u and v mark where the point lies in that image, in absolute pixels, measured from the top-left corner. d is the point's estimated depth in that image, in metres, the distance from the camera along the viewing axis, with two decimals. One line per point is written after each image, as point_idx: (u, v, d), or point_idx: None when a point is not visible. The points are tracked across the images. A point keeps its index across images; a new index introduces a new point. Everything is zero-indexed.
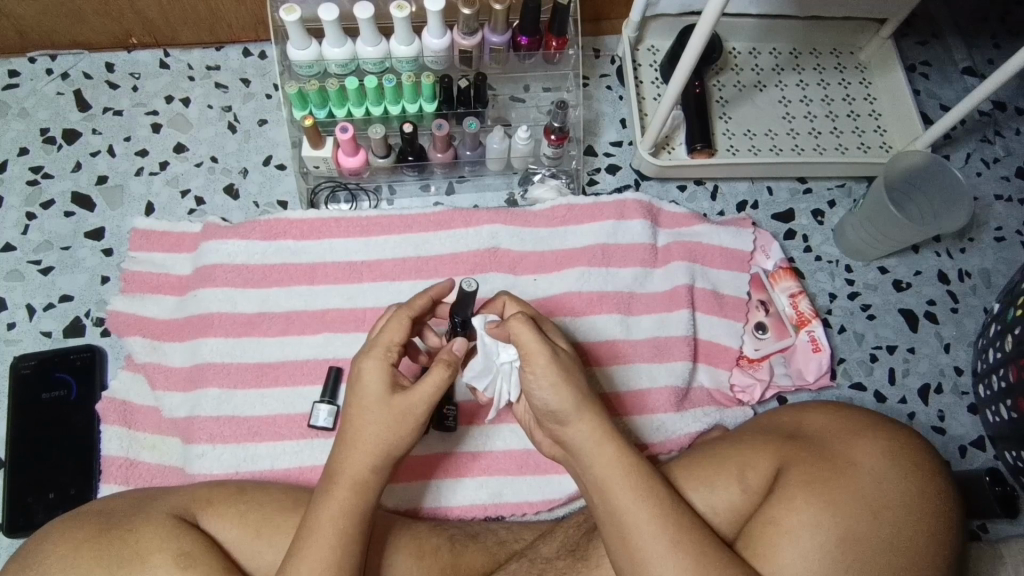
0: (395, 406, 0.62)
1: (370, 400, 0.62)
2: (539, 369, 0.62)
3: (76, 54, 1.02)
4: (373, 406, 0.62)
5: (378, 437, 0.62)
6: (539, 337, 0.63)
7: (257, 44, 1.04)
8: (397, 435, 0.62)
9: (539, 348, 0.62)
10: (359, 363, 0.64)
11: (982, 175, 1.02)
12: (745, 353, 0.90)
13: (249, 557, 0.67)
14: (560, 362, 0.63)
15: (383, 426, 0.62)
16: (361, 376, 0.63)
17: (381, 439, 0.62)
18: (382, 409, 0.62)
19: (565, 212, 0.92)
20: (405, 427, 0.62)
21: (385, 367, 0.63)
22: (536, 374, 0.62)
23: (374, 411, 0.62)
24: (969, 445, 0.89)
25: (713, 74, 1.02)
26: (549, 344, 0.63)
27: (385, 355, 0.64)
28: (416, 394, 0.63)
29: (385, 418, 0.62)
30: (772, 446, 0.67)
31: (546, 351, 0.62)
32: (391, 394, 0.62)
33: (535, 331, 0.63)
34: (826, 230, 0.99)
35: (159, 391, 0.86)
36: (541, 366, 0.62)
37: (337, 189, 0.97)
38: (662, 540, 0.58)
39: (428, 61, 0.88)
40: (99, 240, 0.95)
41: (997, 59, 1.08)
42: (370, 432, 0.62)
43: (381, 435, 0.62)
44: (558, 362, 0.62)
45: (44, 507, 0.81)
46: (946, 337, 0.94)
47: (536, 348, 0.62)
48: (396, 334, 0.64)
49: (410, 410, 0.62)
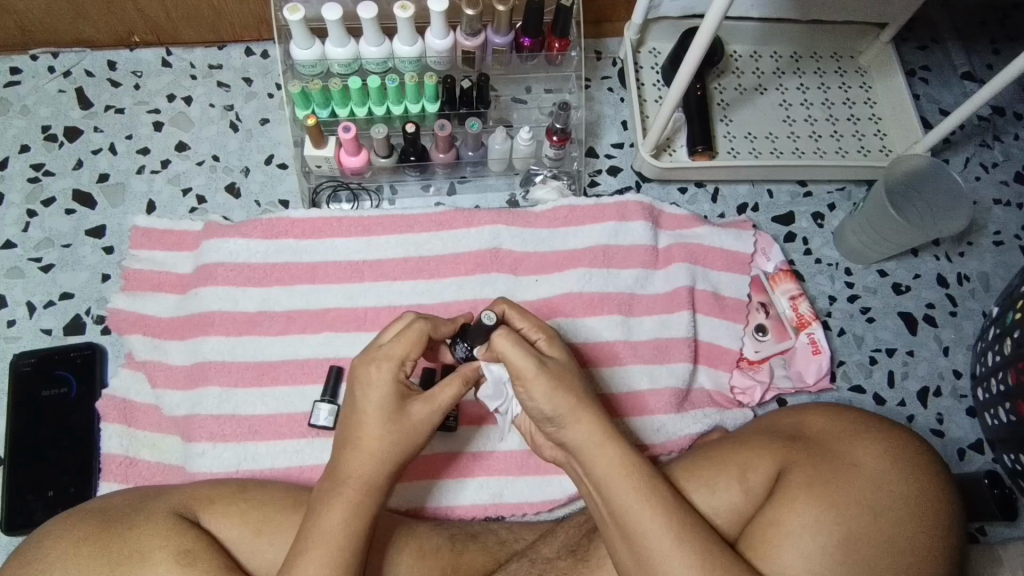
0: (411, 414, 0.63)
1: (382, 407, 0.62)
2: (528, 385, 0.62)
3: (78, 52, 1.02)
4: (386, 414, 0.62)
5: (387, 446, 0.62)
6: (524, 353, 0.62)
7: (259, 44, 1.04)
8: (406, 446, 0.63)
9: (525, 366, 0.62)
10: (371, 370, 0.64)
11: (981, 179, 1.02)
12: (746, 354, 0.91)
13: (250, 557, 0.67)
14: (547, 371, 0.62)
15: (397, 433, 0.62)
16: (374, 383, 0.63)
17: (393, 445, 0.62)
18: (396, 415, 0.63)
19: (566, 213, 0.93)
20: (419, 434, 0.63)
21: (398, 378, 0.64)
22: (525, 386, 0.62)
23: (383, 422, 0.62)
24: (968, 448, 0.89)
25: (714, 76, 1.02)
26: (535, 358, 0.62)
27: (398, 367, 0.64)
28: (435, 404, 0.64)
29: (398, 424, 0.62)
30: (773, 447, 0.67)
31: (534, 365, 0.62)
32: (407, 404, 0.63)
33: (518, 347, 0.62)
34: (826, 233, 0.99)
35: (159, 389, 0.85)
36: (529, 380, 0.62)
37: (339, 189, 0.97)
38: (666, 539, 0.58)
39: (431, 61, 0.89)
40: (100, 238, 0.94)
41: (996, 65, 1.09)
42: (382, 438, 0.62)
43: (395, 442, 0.62)
44: (546, 375, 0.62)
45: (44, 505, 0.81)
46: (945, 339, 0.94)
47: (522, 363, 0.62)
48: (411, 347, 0.64)
49: (421, 422, 0.63)
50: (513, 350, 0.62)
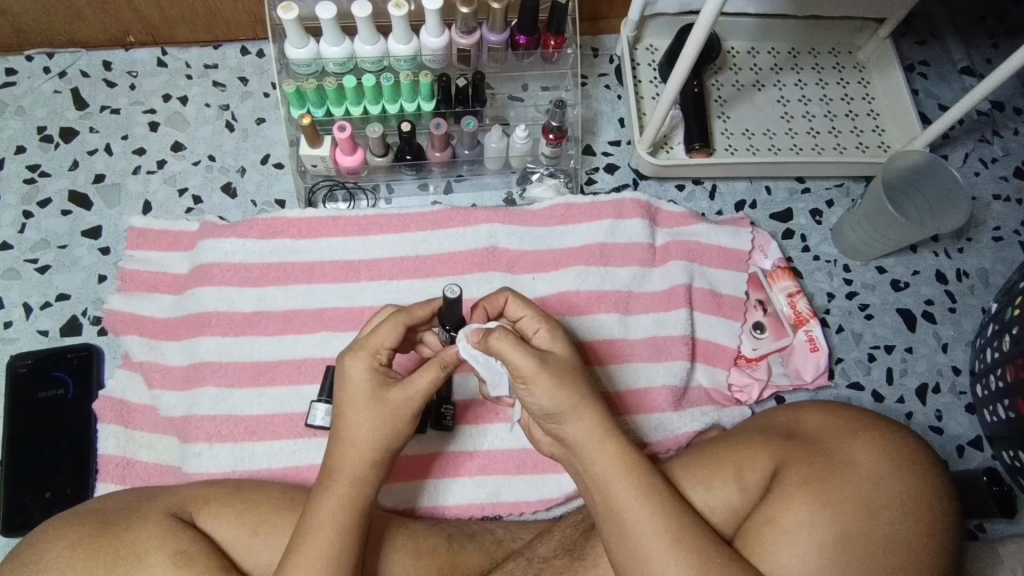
0: (388, 403, 0.63)
1: (359, 397, 0.63)
2: (529, 383, 0.60)
3: (72, 52, 1.02)
4: (362, 403, 0.62)
5: (366, 435, 0.62)
6: (524, 352, 0.60)
7: (254, 43, 1.04)
8: (384, 435, 0.62)
9: (523, 363, 0.60)
10: (346, 362, 0.64)
11: (980, 175, 1.02)
12: (744, 353, 0.90)
13: (247, 557, 0.67)
14: (549, 368, 0.61)
15: (375, 421, 0.62)
16: (350, 374, 0.63)
17: (373, 433, 0.62)
18: (373, 403, 0.62)
19: (563, 211, 0.92)
20: (397, 423, 0.63)
21: (372, 367, 0.64)
22: (528, 384, 0.61)
23: (358, 412, 0.62)
24: (967, 445, 0.89)
25: (712, 73, 1.02)
26: (536, 355, 0.61)
27: (372, 357, 0.64)
28: (410, 391, 0.63)
29: (377, 413, 0.62)
30: (770, 445, 0.67)
31: (536, 364, 0.60)
32: (383, 392, 0.63)
33: (517, 346, 0.60)
34: (825, 230, 0.99)
35: (156, 390, 0.85)
36: (531, 378, 0.60)
37: (335, 188, 0.96)
38: (662, 538, 0.58)
39: (426, 60, 0.88)
40: (96, 239, 0.94)
41: (995, 59, 1.08)
42: (361, 427, 0.62)
43: (374, 430, 0.62)
44: (548, 372, 0.60)
45: (41, 506, 0.81)
46: (944, 336, 0.94)
47: (522, 363, 0.60)
48: (384, 336, 0.64)
49: (397, 411, 0.63)
50: (510, 348, 0.60)
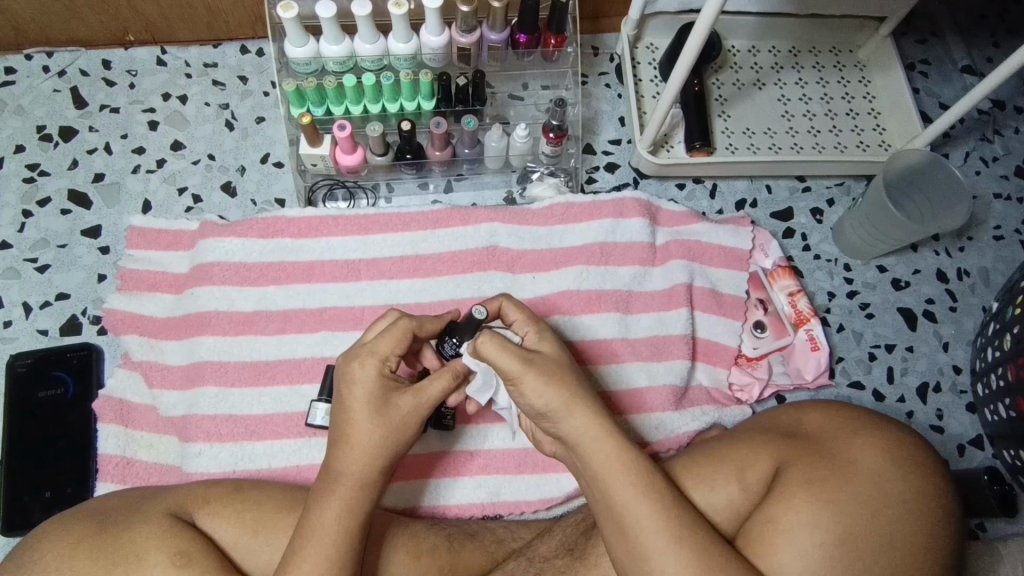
0: (398, 408, 0.63)
1: (369, 403, 0.63)
2: (519, 384, 0.63)
3: (71, 51, 1.01)
4: (372, 409, 0.63)
5: (374, 440, 0.62)
6: (510, 353, 0.63)
7: (254, 42, 1.04)
8: (393, 440, 0.63)
9: (509, 365, 0.62)
10: (354, 367, 0.64)
11: (981, 174, 1.01)
12: (745, 352, 0.91)
13: (247, 557, 0.67)
14: (535, 366, 0.63)
15: (385, 427, 0.62)
16: (358, 379, 0.63)
17: (383, 438, 0.62)
18: (383, 408, 0.63)
19: (563, 210, 0.92)
20: (406, 429, 0.63)
21: (382, 373, 0.64)
22: (517, 384, 0.63)
23: (366, 417, 0.62)
24: (968, 444, 0.89)
25: (712, 72, 1.02)
26: (521, 356, 0.63)
27: (381, 363, 0.64)
28: (422, 397, 0.64)
29: (386, 418, 0.63)
30: (771, 444, 0.67)
31: (522, 364, 0.62)
32: (393, 398, 0.63)
33: (502, 350, 0.63)
34: (826, 229, 0.98)
35: (156, 390, 0.85)
36: (519, 378, 0.62)
37: (335, 187, 0.96)
38: (663, 537, 0.57)
39: (426, 58, 0.88)
40: (96, 238, 0.94)
41: (996, 58, 1.08)
42: (370, 431, 0.62)
43: (384, 435, 0.62)
44: (535, 370, 0.62)
45: (41, 505, 0.81)
46: (945, 335, 0.94)
47: (508, 364, 0.62)
48: (394, 343, 0.65)
49: (407, 417, 0.63)
50: (497, 352, 0.62)
